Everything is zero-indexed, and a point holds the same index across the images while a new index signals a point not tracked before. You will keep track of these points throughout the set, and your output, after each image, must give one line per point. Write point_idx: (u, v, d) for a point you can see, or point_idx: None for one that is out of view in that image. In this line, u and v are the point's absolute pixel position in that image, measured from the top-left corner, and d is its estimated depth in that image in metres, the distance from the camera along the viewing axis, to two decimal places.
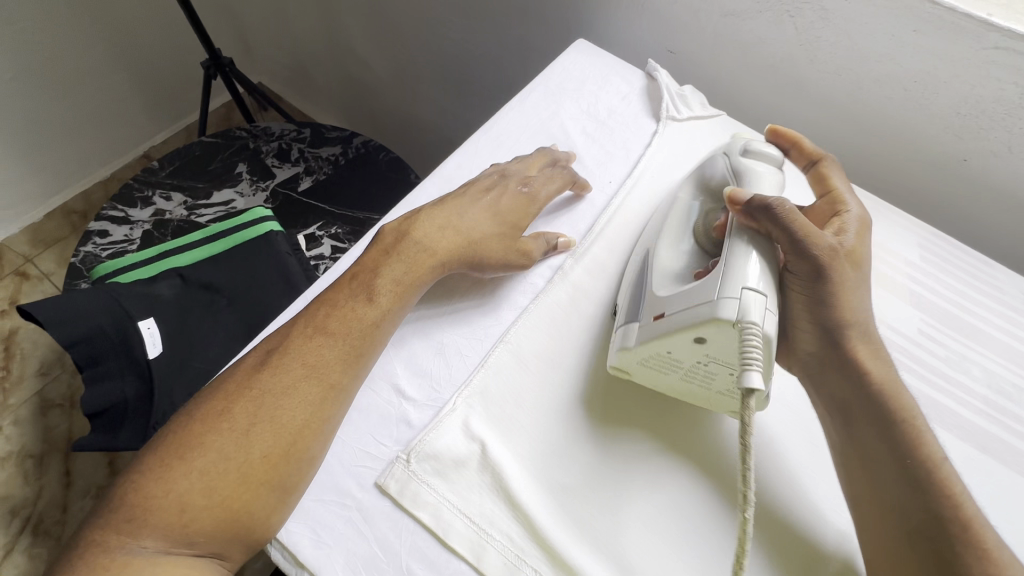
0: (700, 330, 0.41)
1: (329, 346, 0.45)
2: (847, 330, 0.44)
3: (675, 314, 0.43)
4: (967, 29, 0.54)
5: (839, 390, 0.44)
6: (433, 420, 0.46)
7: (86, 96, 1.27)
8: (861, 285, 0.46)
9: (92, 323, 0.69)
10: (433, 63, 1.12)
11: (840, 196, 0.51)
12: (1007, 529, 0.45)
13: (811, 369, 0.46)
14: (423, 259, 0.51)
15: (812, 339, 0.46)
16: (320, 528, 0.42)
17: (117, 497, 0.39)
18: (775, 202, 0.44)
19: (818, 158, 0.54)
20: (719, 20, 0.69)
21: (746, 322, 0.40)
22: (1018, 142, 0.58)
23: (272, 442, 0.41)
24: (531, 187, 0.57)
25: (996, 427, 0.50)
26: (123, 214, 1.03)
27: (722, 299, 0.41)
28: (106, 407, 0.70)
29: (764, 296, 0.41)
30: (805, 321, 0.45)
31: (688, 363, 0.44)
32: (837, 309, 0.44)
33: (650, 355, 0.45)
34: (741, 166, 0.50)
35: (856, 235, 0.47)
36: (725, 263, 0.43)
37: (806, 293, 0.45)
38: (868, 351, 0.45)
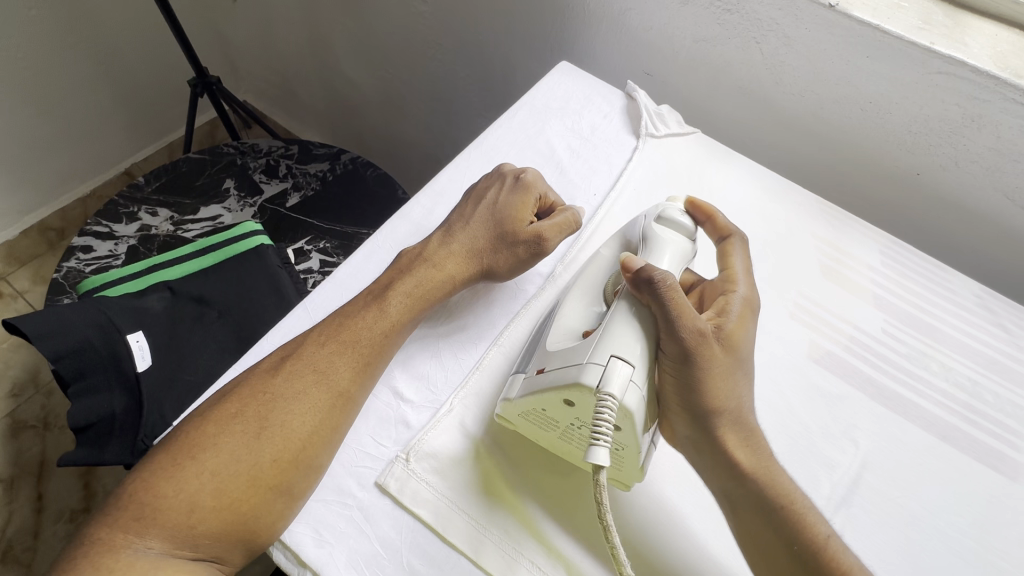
0: (566, 393, 0.42)
1: (339, 354, 0.46)
2: (717, 416, 0.44)
3: (552, 371, 0.44)
4: (913, 55, 0.59)
5: (720, 479, 0.45)
6: (431, 420, 0.48)
7: (67, 113, 1.27)
8: (737, 372, 0.46)
9: (78, 337, 0.67)
10: (420, 83, 1.15)
11: (735, 277, 0.51)
12: (964, 512, 0.48)
13: (689, 449, 0.46)
14: (434, 274, 0.53)
15: (684, 424, 0.45)
16: (322, 527, 0.43)
17: (127, 495, 0.40)
18: (659, 278, 0.44)
19: (728, 234, 0.55)
20: (692, 45, 0.74)
21: (604, 392, 0.40)
22: (963, 157, 0.63)
23: (282, 447, 0.42)
24: (526, 177, 0.58)
25: (955, 418, 0.54)
26: (108, 229, 1.03)
27: (588, 362, 0.42)
28: (91, 422, 0.67)
29: (632, 367, 0.42)
30: (677, 407, 0.45)
31: (564, 424, 0.44)
32: (703, 397, 0.44)
33: (529, 411, 0.45)
34: (653, 233, 0.52)
35: (737, 318, 0.48)
36: (602, 330, 0.44)
37: (675, 378, 0.45)
38: (740, 439, 0.45)
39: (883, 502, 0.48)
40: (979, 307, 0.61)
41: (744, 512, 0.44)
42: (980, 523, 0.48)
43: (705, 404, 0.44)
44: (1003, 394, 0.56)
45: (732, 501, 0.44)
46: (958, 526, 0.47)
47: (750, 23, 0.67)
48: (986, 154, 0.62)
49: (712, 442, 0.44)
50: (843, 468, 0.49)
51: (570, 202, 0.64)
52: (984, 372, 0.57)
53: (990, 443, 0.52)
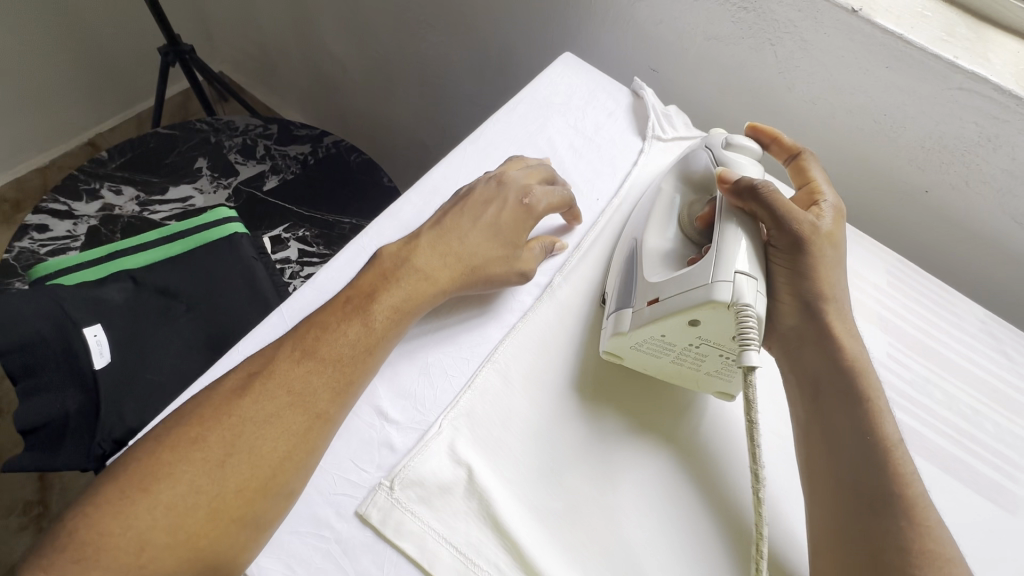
0: (694, 315, 0.43)
1: (317, 373, 0.42)
2: (823, 303, 0.48)
3: (670, 299, 0.45)
4: (934, 69, 0.57)
5: (821, 361, 0.47)
6: (417, 444, 0.44)
7: (22, 76, 1.17)
8: (838, 267, 0.50)
9: (27, 330, 0.62)
10: (411, 65, 1.09)
11: (819, 186, 0.54)
12: (964, 547, 0.47)
13: (790, 341, 0.49)
14: (423, 286, 0.48)
15: (793, 313, 0.49)
16: (295, 562, 0.39)
17: (66, 533, 0.35)
18: (760, 184, 0.47)
19: (796, 152, 0.56)
20: (703, 43, 0.70)
21: (742, 304, 0.42)
22: (975, 177, 0.62)
23: (249, 476, 0.38)
24: (532, 200, 0.55)
25: (957, 448, 0.52)
26: (66, 207, 0.95)
27: (716, 282, 0.43)
28: (42, 423, 0.61)
29: (754, 279, 0.44)
30: (787, 294, 0.49)
31: (682, 345, 0.46)
32: (815, 282, 0.48)
33: (646, 340, 0.47)
34: (725, 158, 0.52)
35: (833, 220, 0.51)
36: (715, 248, 0.45)
37: (788, 267, 0.48)
38: (844, 326, 0.48)
39: None
40: (983, 332, 0.60)
41: (828, 397, 0.46)
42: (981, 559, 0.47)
43: (816, 289, 0.48)
44: (1003, 424, 0.55)
45: (819, 387, 0.47)
46: None
47: (766, 23, 0.64)
48: (998, 175, 0.60)
49: (817, 330, 0.48)
50: None
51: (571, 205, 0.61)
52: (985, 401, 0.56)
53: (990, 475, 0.51)
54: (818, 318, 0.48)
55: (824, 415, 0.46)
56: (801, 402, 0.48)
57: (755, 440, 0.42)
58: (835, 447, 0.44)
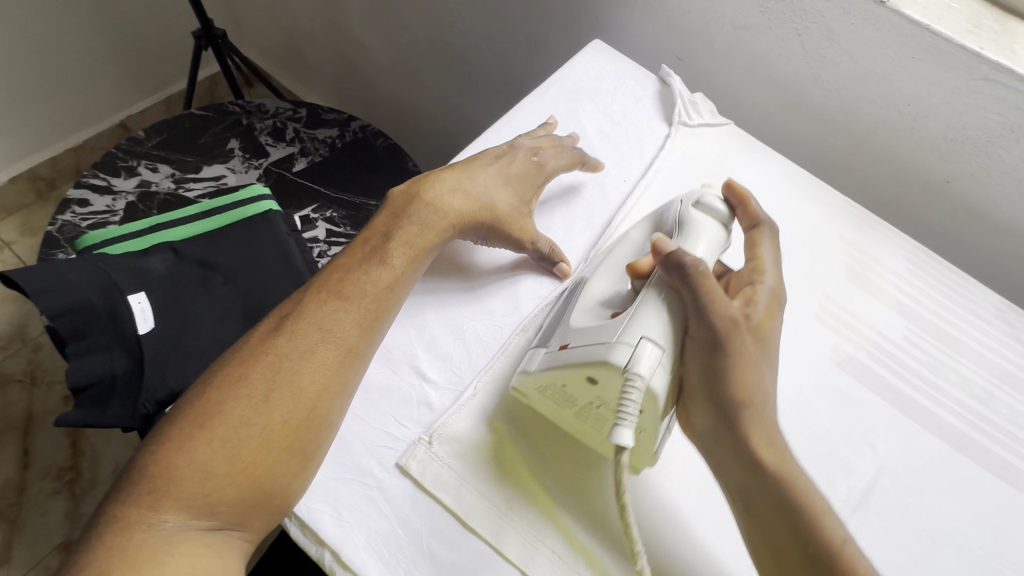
0: (592, 370, 0.41)
1: (343, 310, 0.45)
2: (743, 409, 0.42)
3: (575, 348, 0.43)
4: (960, 59, 0.58)
5: (741, 474, 0.41)
6: (455, 403, 0.47)
7: (62, 56, 1.21)
8: (763, 366, 0.44)
9: (78, 295, 0.65)
10: (438, 52, 1.11)
11: (763, 267, 0.49)
12: (972, 520, 0.49)
13: (706, 443, 0.43)
14: (435, 221, 0.52)
15: (704, 415, 0.43)
16: (340, 505, 0.42)
17: (137, 472, 0.39)
18: (691, 263, 0.44)
19: (757, 222, 0.52)
20: (731, 32, 0.71)
21: (632, 372, 0.39)
22: (997, 168, 0.63)
23: (292, 408, 0.41)
24: (541, 157, 0.59)
25: (970, 428, 0.54)
26: (105, 182, 0.99)
27: (618, 342, 0.41)
28: (91, 383, 0.64)
29: (661, 350, 0.41)
30: (698, 396, 0.43)
31: (581, 402, 0.43)
32: (730, 386, 0.42)
33: (548, 386, 0.44)
34: (689, 217, 0.49)
35: (765, 310, 0.46)
36: (633, 309, 0.43)
37: (701, 366, 0.43)
38: (765, 437, 0.42)
39: (896, 507, 0.48)
40: (999, 320, 0.62)
41: (761, 510, 0.41)
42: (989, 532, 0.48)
43: (731, 394, 0.42)
44: (1016, 407, 0.56)
45: (749, 499, 0.41)
46: (969, 535, 0.48)
47: (795, 12, 0.65)
48: (1021, 166, 0.61)
49: (733, 437, 0.42)
50: (861, 472, 0.49)
51: (598, 187, 0.63)
52: (1000, 385, 0.57)
53: (1001, 455, 0.53)
54: (732, 424, 0.42)
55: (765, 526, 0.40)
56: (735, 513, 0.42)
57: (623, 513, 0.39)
58: (781, 566, 0.39)
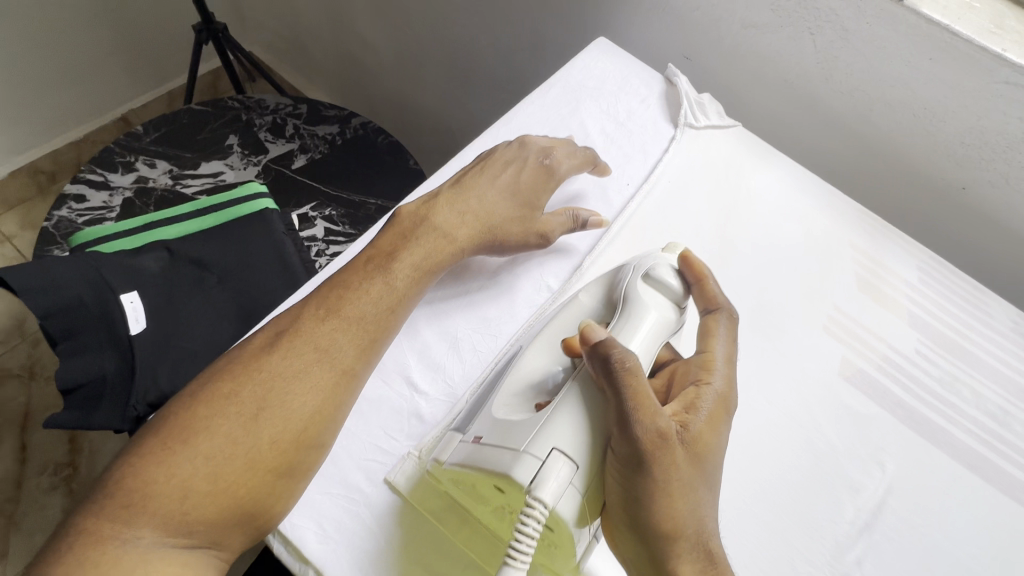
0: (496, 480, 0.37)
1: (342, 330, 0.44)
2: (666, 540, 0.37)
3: (487, 448, 0.39)
4: (980, 61, 0.56)
5: None
6: (446, 416, 0.45)
7: (62, 50, 1.20)
8: (697, 488, 0.39)
9: (69, 294, 0.64)
10: (440, 48, 1.09)
11: (713, 365, 0.44)
12: (985, 545, 0.47)
13: (632, 569, 0.39)
14: (442, 244, 0.50)
15: (628, 542, 0.39)
16: (326, 521, 0.41)
17: (113, 483, 0.37)
18: (618, 359, 0.38)
19: (713, 308, 0.47)
20: (739, 31, 0.69)
21: (535, 496, 0.35)
22: (1015, 175, 0.60)
23: (281, 429, 0.39)
24: (552, 160, 0.58)
25: (983, 447, 0.52)
26: (103, 178, 0.98)
27: (526, 452, 0.37)
28: (81, 384, 0.63)
29: (573, 469, 0.37)
30: (620, 520, 0.38)
31: (491, 506, 0.39)
32: (653, 513, 0.37)
33: (460, 481, 0.40)
34: (634, 293, 0.45)
35: (708, 420, 0.41)
36: (553, 407, 0.39)
37: (621, 486, 0.38)
38: (694, 574, 0.38)
39: (906, 530, 0.46)
40: (1015, 332, 0.59)
41: None
42: (1001, 557, 0.46)
43: (655, 521, 0.37)
44: None
45: None
46: (980, 559, 0.46)
47: (807, 11, 0.63)
48: None
49: (658, 569, 0.38)
50: (870, 492, 0.47)
51: (600, 190, 0.61)
52: (1015, 401, 0.55)
53: (1016, 475, 0.51)
54: (657, 555, 0.38)
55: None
56: None
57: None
58: None
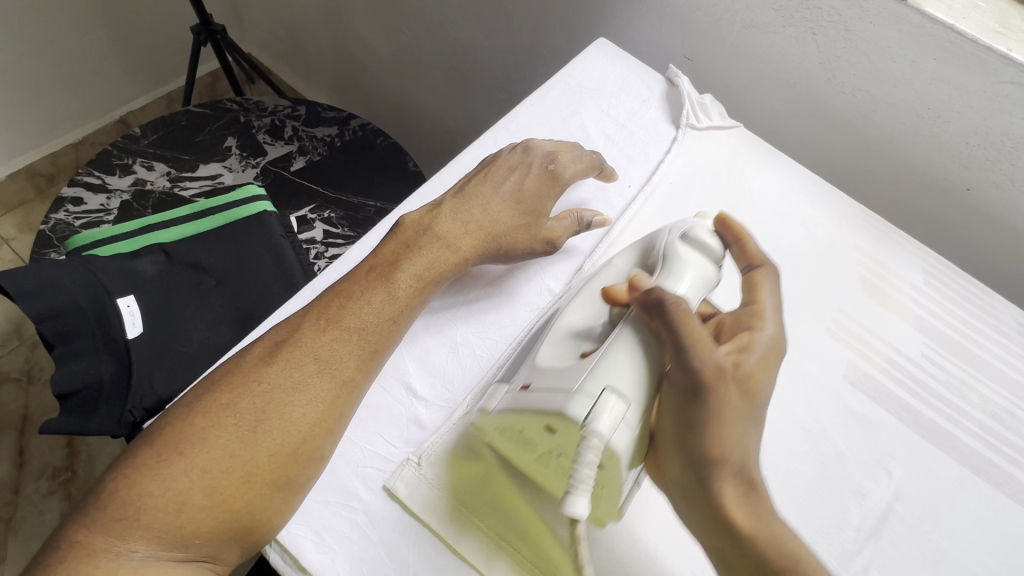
0: (549, 420, 0.38)
1: (343, 341, 0.43)
2: (719, 468, 0.37)
3: (536, 391, 0.39)
4: (985, 62, 0.55)
5: (714, 541, 0.38)
6: (446, 422, 0.44)
7: (60, 52, 1.19)
8: (749, 421, 0.39)
9: (64, 299, 0.63)
10: (439, 49, 1.08)
11: (763, 312, 0.44)
12: (994, 551, 0.46)
13: (681, 501, 0.40)
14: (446, 254, 0.49)
15: (679, 472, 0.39)
16: (323, 530, 0.40)
17: (106, 494, 0.36)
18: (670, 298, 0.40)
19: (757, 263, 0.48)
20: (741, 32, 0.68)
21: (591, 429, 0.36)
22: (1020, 176, 0.60)
23: (280, 441, 0.39)
24: (557, 165, 0.56)
25: (990, 452, 0.51)
26: (100, 181, 0.97)
27: (578, 391, 0.37)
28: (78, 388, 0.63)
29: (626, 404, 0.38)
30: (673, 448, 0.39)
31: (537, 451, 0.39)
32: (706, 442, 0.37)
33: (506, 428, 0.40)
34: (674, 251, 0.46)
35: (759, 359, 0.41)
36: (603, 350, 0.40)
37: (674, 415, 0.39)
38: (743, 501, 0.38)
39: (913, 536, 0.46)
40: (1021, 335, 0.59)
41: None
42: (1010, 564, 0.46)
43: (706, 450, 0.37)
44: None
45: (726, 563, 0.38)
46: (988, 565, 0.45)
47: (809, 11, 0.62)
48: None
49: (706, 497, 0.38)
50: (876, 498, 0.47)
51: (601, 192, 0.60)
52: (1021, 404, 0.54)
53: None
54: (706, 483, 0.38)
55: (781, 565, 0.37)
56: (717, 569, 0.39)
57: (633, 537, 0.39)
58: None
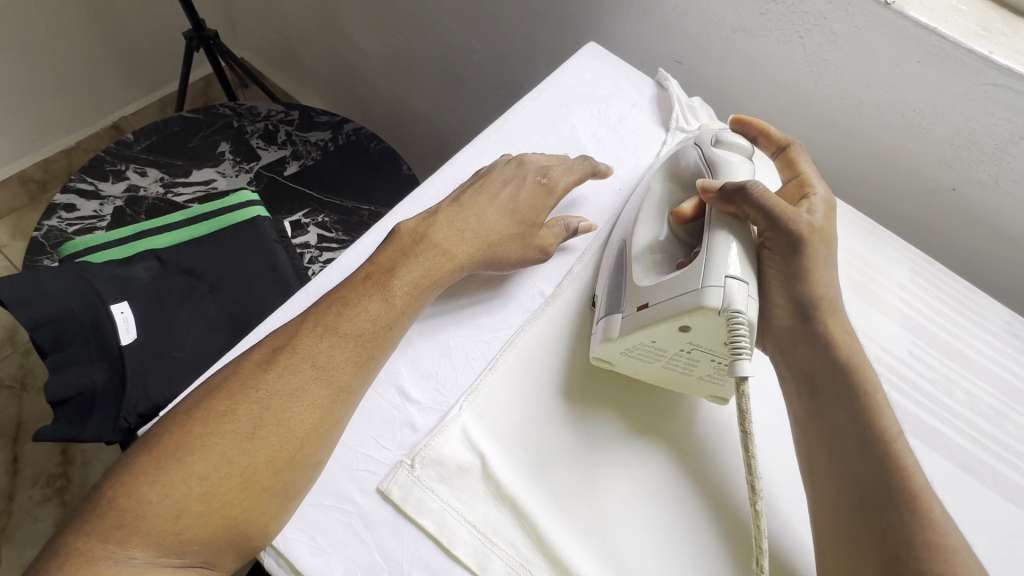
0: (688, 319, 0.42)
1: (339, 347, 0.43)
2: (819, 303, 0.48)
3: (661, 304, 0.43)
4: (968, 64, 0.56)
5: (814, 366, 0.48)
6: (438, 425, 0.45)
7: (51, 58, 1.19)
8: (830, 261, 0.49)
9: (57, 306, 0.63)
10: (432, 53, 1.09)
11: (809, 179, 0.53)
12: (982, 544, 0.47)
13: (786, 341, 0.50)
14: (442, 261, 0.50)
15: (787, 313, 0.49)
16: (317, 533, 0.40)
17: (104, 501, 0.36)
18: (751, 184, 0.46)
19: (784, 144, 0.56)
20: (729, 35, 0.69)
21: (733, 310, 0.41)
22: (1004, 175, 0.61)
23: (278, 447, 0.39)
24: (549, 178, 0.57)
25: (976, 447, 0.52)
26: (93, 187, 0.97)
27: (706, 287, 0.42)
28: (71, 396, 0.63)
29: (745, 283, 0.43)
30: (779, 294, 0.49)
31: (674, 351, 0.44)
32: (807, 281, 0.48)
33: (638, 345, 0.45)
34: (714, 156, 0.51)
35: (824, 214, 0.50)
36: (706, 252, 0.44)
37: (781, 268, 0.48)
38: (839, 325, 0.49)
39: None
40: (1006, 332, 0.60)
41: (827, 397, 0.46)
42: (997, 557, 0.46)
43: (809, 289, 0.48)
44: None
45: (819, 393, 0.47)
46: (977, 559, 0.46)
47: (795, 15, 0.63)
48: None
49: (811, 329, 0.48)
50: None
51: (592, 195, 0.61)
52: (1006, 400, 0.55)
53: (1010, 475, 0.51)
54: (808, 317, 0.48)
55: (832, 421, 0.45)
56: (799, 406, 0.48)
57: (750, 448, 0.40)
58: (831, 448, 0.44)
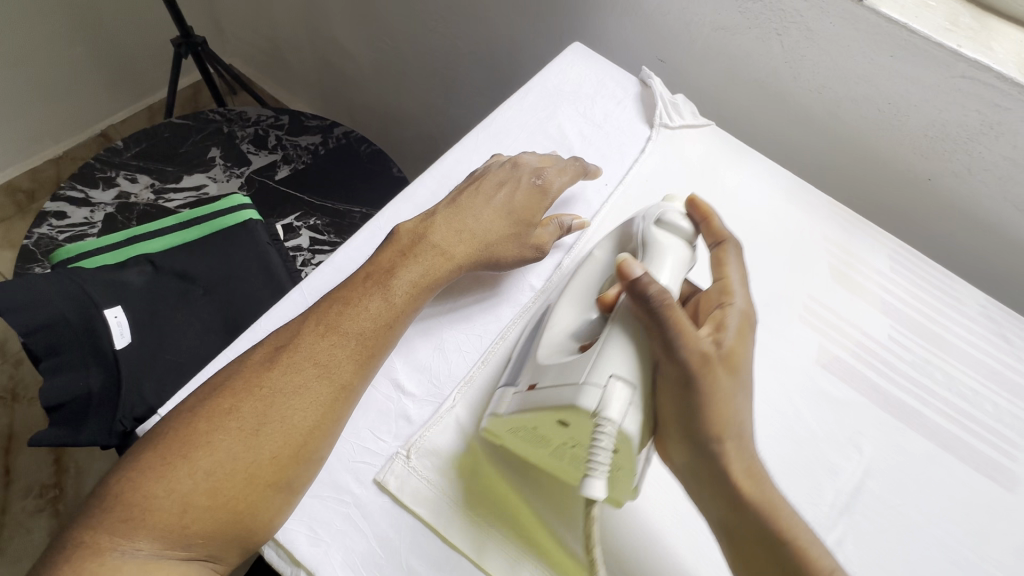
0: (563, 413, 0.39)
1: (341, 346, 0.44)
2: (721, 441, 0.40)
3: (545, 389, 0.41)
4: (938, 57, 0.58)
5: (721, 509, 0.41)
6: (434, 416, 0.46)
7: (38, 67, 1.19)
8: (738, 394, 0.41)
9: (51, 311, 0.62)
10: (420, 57, 1.10)
11: (731, 287, 0.46)
12: (961, 520, 0.48)
13: (688, 472, 0.42)
14: (440, 260, 0.51)
15: (683, 448, 0.42)
16: (317, 525, 0.41)
17: (111, 495, 0.37)
18: (657, 294, 0.40)
19: (721, 238, 0.49)
20: (710, 33, 0.71)
21: (602, 416, 0.37)
22: (977, 164, 0.63)
23: (282, 443, 0.40)
24: (544, 179, 0.58)
25: (954, 426, 0.54)
26: (83, 195, 0.97)
27: (586, 383, 0.39)
28: (63, 402, 0.62)
29: (631, 388, 0.39)
30: (676, 427, 0.41)
31: (555, 444, 0.41)
32: (705, 421, 0.40)
33: (520, 427, 0.42)
34: (653, 238, 0.47)
35: (737, 333, 0.43)
36: (600, 345, 0.41)
37: (674, 404, 0.41)
38: (745, 468, 0.41)
39: (884, 509, 0.48)
40: (983, 317, 0.61)
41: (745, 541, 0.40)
42: (975, 532, 0.48)
43: (706, 428, 0.40)
44: (1001, 405, 0.56)
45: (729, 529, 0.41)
46: (956, 534, 0.48)
47: (773, 12, 0.65)
48: (1000, 163, 0.61)
49: (715, 470, 0.40)
50: (848, 475, 0.49)
51: (579, 191, 0.62)
52: (984, 381, 0.57)
53: (988, 453, 0.53)
54: (712, 456, 0.40)
55: (745, 552, 0.40)
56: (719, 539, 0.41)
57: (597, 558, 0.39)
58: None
